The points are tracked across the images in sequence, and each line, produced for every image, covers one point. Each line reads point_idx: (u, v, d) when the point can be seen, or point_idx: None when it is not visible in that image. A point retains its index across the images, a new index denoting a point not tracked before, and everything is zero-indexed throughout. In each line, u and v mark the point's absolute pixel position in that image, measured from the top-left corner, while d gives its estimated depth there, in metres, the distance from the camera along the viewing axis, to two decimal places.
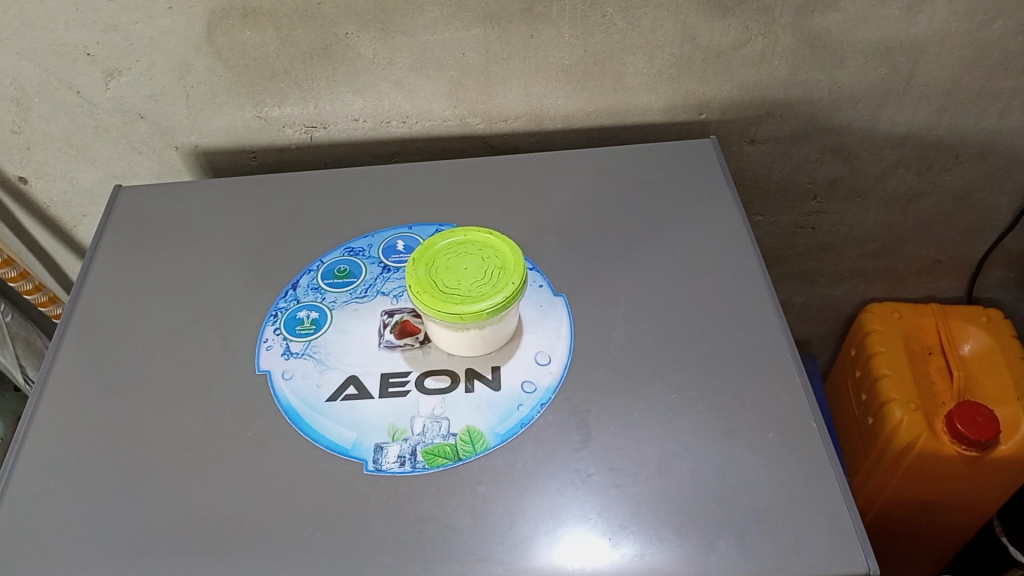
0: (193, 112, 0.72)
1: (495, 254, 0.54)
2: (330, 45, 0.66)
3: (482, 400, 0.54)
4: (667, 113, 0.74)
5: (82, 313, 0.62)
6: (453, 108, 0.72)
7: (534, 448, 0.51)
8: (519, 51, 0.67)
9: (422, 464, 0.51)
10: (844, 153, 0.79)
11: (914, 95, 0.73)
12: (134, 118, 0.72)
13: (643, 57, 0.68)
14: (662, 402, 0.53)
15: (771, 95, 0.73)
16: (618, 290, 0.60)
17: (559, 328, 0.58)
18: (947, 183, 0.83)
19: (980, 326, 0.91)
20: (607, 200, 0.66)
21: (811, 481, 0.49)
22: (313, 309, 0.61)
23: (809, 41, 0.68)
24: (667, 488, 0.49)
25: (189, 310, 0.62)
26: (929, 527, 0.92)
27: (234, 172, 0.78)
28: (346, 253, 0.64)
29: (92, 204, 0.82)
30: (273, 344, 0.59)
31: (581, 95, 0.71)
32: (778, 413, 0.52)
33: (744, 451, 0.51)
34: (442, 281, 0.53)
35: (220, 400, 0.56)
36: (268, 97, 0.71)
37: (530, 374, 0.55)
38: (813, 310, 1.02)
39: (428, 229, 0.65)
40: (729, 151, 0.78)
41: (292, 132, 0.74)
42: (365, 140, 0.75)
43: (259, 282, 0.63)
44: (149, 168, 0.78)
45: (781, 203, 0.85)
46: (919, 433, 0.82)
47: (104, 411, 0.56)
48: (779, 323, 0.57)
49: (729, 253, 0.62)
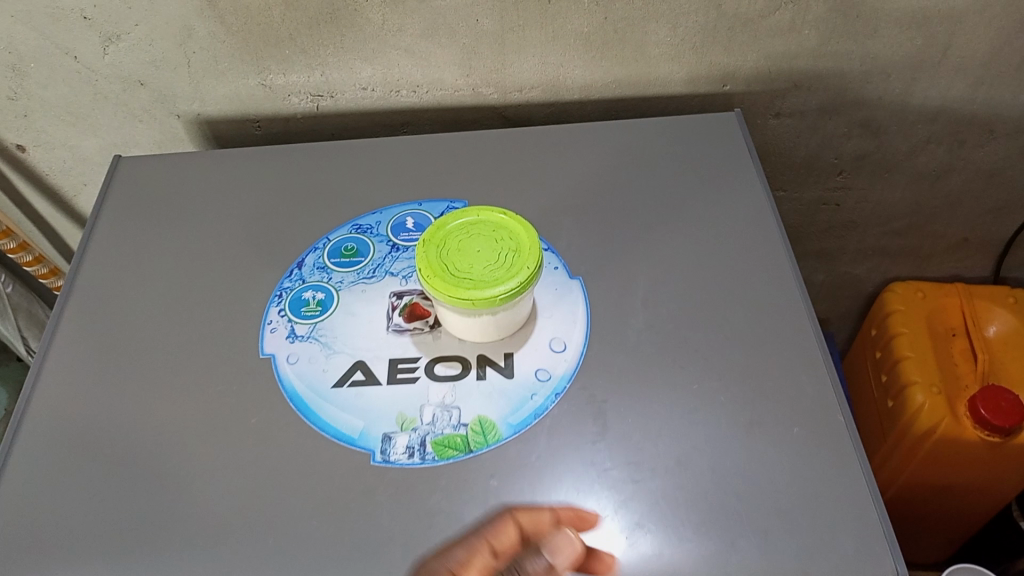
0: (195, 79, 0.69)
1: (508, 236, 0.52)
2: (337, 10, 0.63)
3: (495, 388, 0.52)
4: (690, 84, 0.70)
5: (82, 291, 0.60)
6: (466, 77, 0.69)
7: (548, 439, 0.49)
8: (536, 17, 0.64)
9: (431, 455, 0.49)
10: (873, 127, 0.76)
11: (949, 68, 0.70)
12: (134, 85, 0.70)
13: (666, 25, 0.65)
14: (682, 393, 0.51)
15: (799, 67, 0.69)
16: (637, 272, 0.57)
17: (575, 314, 0.55)
18: (979, 159, 0.79)
19: (1006, 307, 0.88)
20: (625, 177, 0.63)
21: (836, 479, 0.47)
22: (319, 289, 0.58)
23: (842, 9, 0.64)
24: (687, 484, 0.47)
25: (190, 289, 0.60)
26: (947, 509, 0.91)
27: (239, 141, 0.76)
28: (353, 231, 0.62)
29: (93, 173, 0.80)
30: (278, 326, 0.56)
31: (600, 64, 0.68)
32: (803, 406, 0.50)
33: (767, 446, 0.48)
34: (454, 264, 0.50)
35: (221, 385, 0.54)
36: (273, 65, 0.68)
37: (545, 361, 0.53)
38: (833, 287, 1.00)
39: (438, 206, 0.63)
40: (754, 124, 0.75)
41: (297, 101, 0.71)
42: (374, 110, 0.73)
43: (264, 260, 0.61)
44: (150, 137, 0.75)
45: (804, 179, 0.82)
46: (941, 417, 0.81)
47: (106, 392, 0.54)
48: (806, 311, 0.54)
49: (753, 235, 0.59)
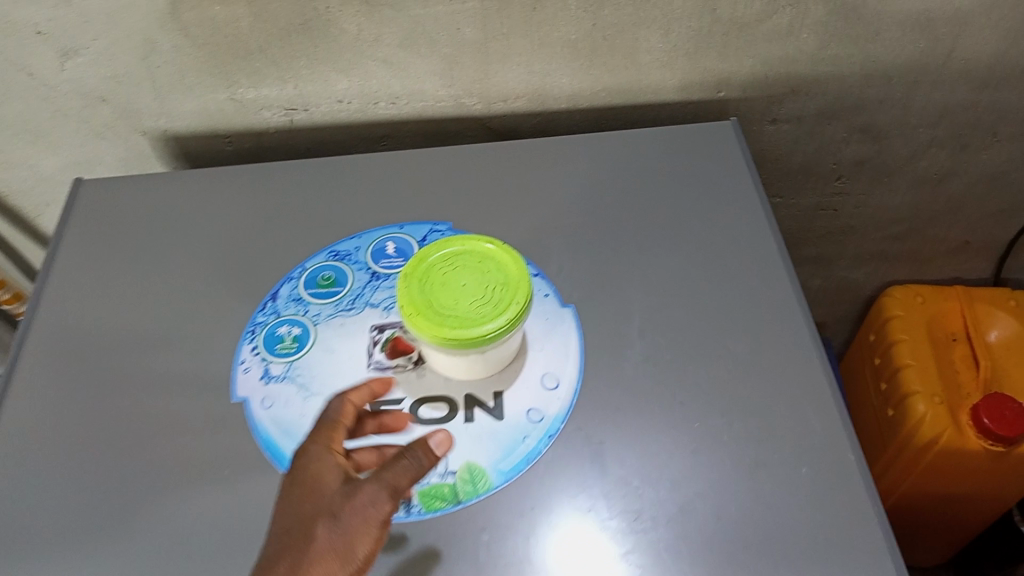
0: (160, 95, 0.65)
1: (495, 268, 0.48)
2: (310, 20, 0.59)
3: (484, 431, 0.49)
4: (683, 91, 0.67)
5: (42, 328, 0.57)
6: (448, 88, 0.66)
7: (542, 486, 0.46)
8: (521, 25, 0.60)
9: (417, 508, 0.46)
10: (873, 132, 0.73)
11: (953, 72, 0.67)
12: (95, 102, 0.65)
13: (658, 31, 0.61)
14: (683, 432, 0.48)
15: (797, 73, 0.66)
16: (632, 299, 0.54)
17: (568, 347, 0.52)
18: (982, 163, 0.77)
19: (1008, 311, 0.86)
20: (617, 194, 0.60)
21: (847, 524, 0.44)
22: (295, 324, 0.55)
23: (842, 13, 0.61)
24: (690, 533, 0.44)
25: (158, 325, 0.56)
26: (948, 517, 0.89)
27: (208, 157, 0.72)
28: (330, 258, 0.58)
29: (56, 192, 0.76)
30: (251, 366, 0.53)
31: (589, 72, 0.65)
32: (811, 444, 0.47)
33: (775, 489, 0.46)
34: (438, 300, 0.47)
35: (194, 432, 0.50)
36: (242, 78, 0.64)
37: (537, 401, 0.50)
38: (830, 292, 0.97)
39: (420, 230, 0.59)
40: (749, 131, 0.72)
41: (270, 115, 0.67)
42: (351, 123, 0.69)
43: (236, 291, 0.57)
44: (115, 154, 0.71)
45: (800, 185, 0.79)
46: (944, 428, 0.78)
47: (70, 442, 0.51)
48: (812, 341, 0.51)
49: (753, 257, 0.56)
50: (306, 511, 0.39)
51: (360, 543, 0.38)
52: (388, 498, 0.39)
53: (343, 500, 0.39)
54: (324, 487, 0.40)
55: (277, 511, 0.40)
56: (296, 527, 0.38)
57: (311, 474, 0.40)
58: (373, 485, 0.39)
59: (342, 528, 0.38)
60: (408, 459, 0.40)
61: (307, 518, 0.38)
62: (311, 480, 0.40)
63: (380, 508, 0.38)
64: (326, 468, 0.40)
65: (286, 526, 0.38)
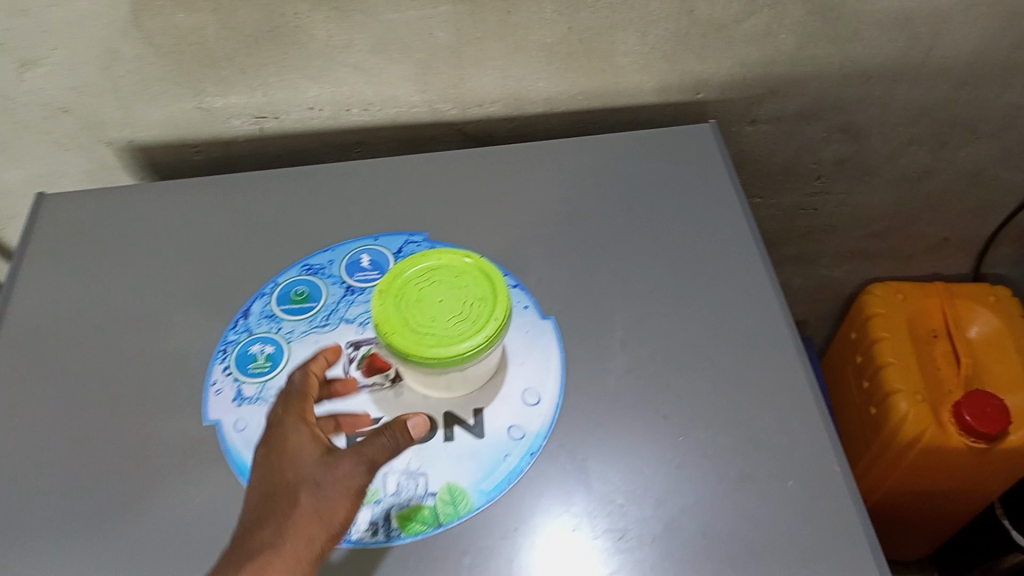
0: (125, 105, 0.63)
1: (473, 282, 0.47)
2: (277, 27, 0.57)
3: (464, 450, 0.48)
4: (661, 93, 0.66)
5: (6, 350, 0.55)
6: (422, 93, 0.64)
7: (524, 505, 0.45)
8: (495, 29, 0.59)
9: (397, 532, 0.45)
10: (852, 131, 0.72)
11: (932, 70, 0.66)
12: (57, 112, 0.63)
13: (634, 33, 0.60)
14: (668, 447, 0.47)
15: (776, 73, 0.65)
16: (613, 310, 0.53)
17: (549, 360, 0.51)
18: (961, 160, 0.76)
19: (988, 306, 0.86)
20: (596, 201, 0.59)
21: (834, 539, 0.44)
22: (268, 342, 0.53)
23: (821, 12, 0.60)
24: (676, 551, 0.43)
25: (126, 345, 0.54)
26: (930, 513, 0.89)
27: (177, 167, 0.70)
28: (303, 272, 0.57)
29: (19, 205, 0.73)
30: (223, 388, 0.52)
31: (565, 76, 0.64)
32: (797, 456, 0.46)
33: (761, 504, 0.45)
34: (415, 318, 0.45)
35: (165, 458, 0.49)
36: (209, 86, 0.62)
37: (518, 417, 0.49)
38: (810, 290, 0.96)
39: (396, 241, 0.58)
40: (728, 132, 0.71)
41: (239, 124, 0.66)
42: (323, 130, 0.67)
43: (207, 308, 0.56)
44: (80, 165, 0.69)
45: (780, 185, 0.78)
46: (927, 426, 0.78)
47: (37, 470, 0.49)
48: (796, 350, 0.51)
49: (735, 265, 0.55)
50: (285, 479, 0.40)
51: (339, 509, 0.40)
52: (365, 471, 0.41)
53: (323, 469, 0.40)
54: (302, 456, 0.41)
55: (254, 477, 0.42)
56: (277, 493, 0.40)
57: (288, 444, 0.42)
58: (352, 459, 0.41)
59: (322, 496, 0.40)
60: (386, 436, 0.42)
61: (287, 485, 0.40)
62: (287, 449, 0.42)
63: (357, 478, 0.40)
64: (301, 438, 0.42)
65: (267, 492, 0.40)
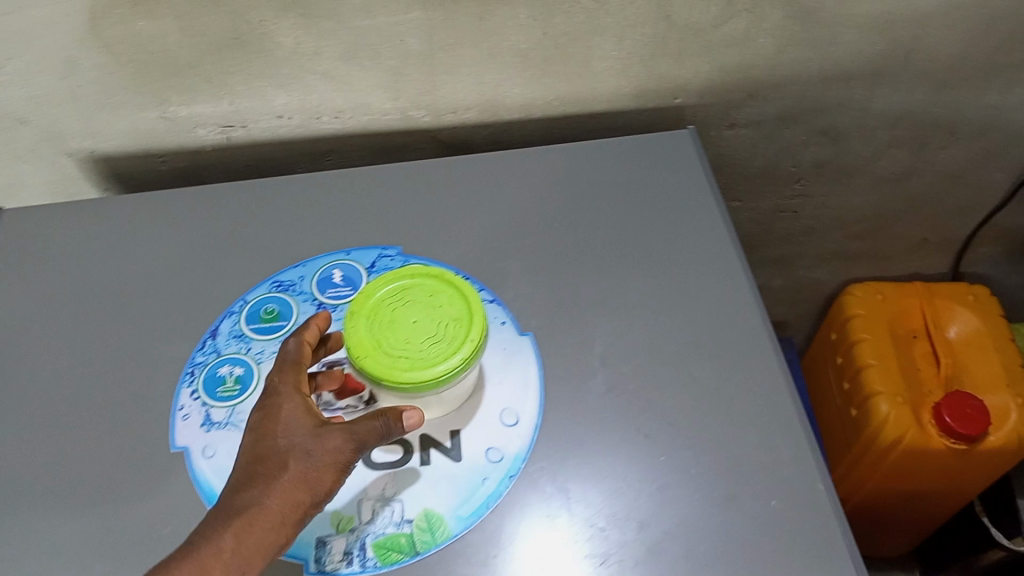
0: (86, 115, 0.61)
1: (448, 301, 0.46)
2: (243, 35, 0.56)
3: (441, 474, 0.46)
4: (639, 98, 0.65)
5: None
6: (394, 101, 0.63)
7: (503, 530, 0.44)
8: (468, 34, 0.57)
9: (373, 562, 0.44)
10: (832, 134, 0.71)
11: (911, 73, 0.66)
12: (15, 123, 0.61)
13: (611, 38, 0.59)
14: (650, 467, 0.46)
15: (755, 77, 0.64)
16: (593, 325, 0.52)
17: (527, 378, 0.50)
18: (941, 161, 0.76)
19: (968, 306, 0.86)
20: (574, 211, 0.58)
21: (819, 560, 0.43)
22: (237, 363, 0.52)
23: (799, 16, 0.59)
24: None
25: (90, 367, 0.53)
26: (909, 513, 0.89)
27: (142, 177, 0.68)
28: (273, 289, 0.55)
29: None
30: (191, 412, 0.50)
31: (541, 82, 0.62)
32: (780, 475, 0.46)
33: (745, 526, 0.44)
34: (387, 340, 0.44)
35: (132, 487, 0.48)
36: (174, 95, 0.60)
37: (496, 439, 0.47)
38: (790, 290, 0.96)
39: (369, 255, 0.57)
40: (707, 136, 0.70)
41: (206, 133, 0.64)
42: (292, 138, 0.65)
43: (174, 327, 0.54)
44: (41, 176, 0.67)
45: (760, 189, 0.77)
46: (907, 428, 0.78)
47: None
48: (777, 365, 0.50)
49: (716, 278, 0.54)
50: (276, 445, 0.39)
51: (326, 480, 0.39)
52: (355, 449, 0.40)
53: (314, 441, 0.39)
54: (293, 423, 0.40)
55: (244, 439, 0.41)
56: (265, 458, 0.39)
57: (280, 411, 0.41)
58: (345, 435, 0.40)
59: (310, 466, 0.39)
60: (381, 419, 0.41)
61: (275, 451, 0.39)
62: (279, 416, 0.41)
63: (346, 454, 0.40)
64: (294, 408, 0.41)
65: (255, 455, 0.39)
